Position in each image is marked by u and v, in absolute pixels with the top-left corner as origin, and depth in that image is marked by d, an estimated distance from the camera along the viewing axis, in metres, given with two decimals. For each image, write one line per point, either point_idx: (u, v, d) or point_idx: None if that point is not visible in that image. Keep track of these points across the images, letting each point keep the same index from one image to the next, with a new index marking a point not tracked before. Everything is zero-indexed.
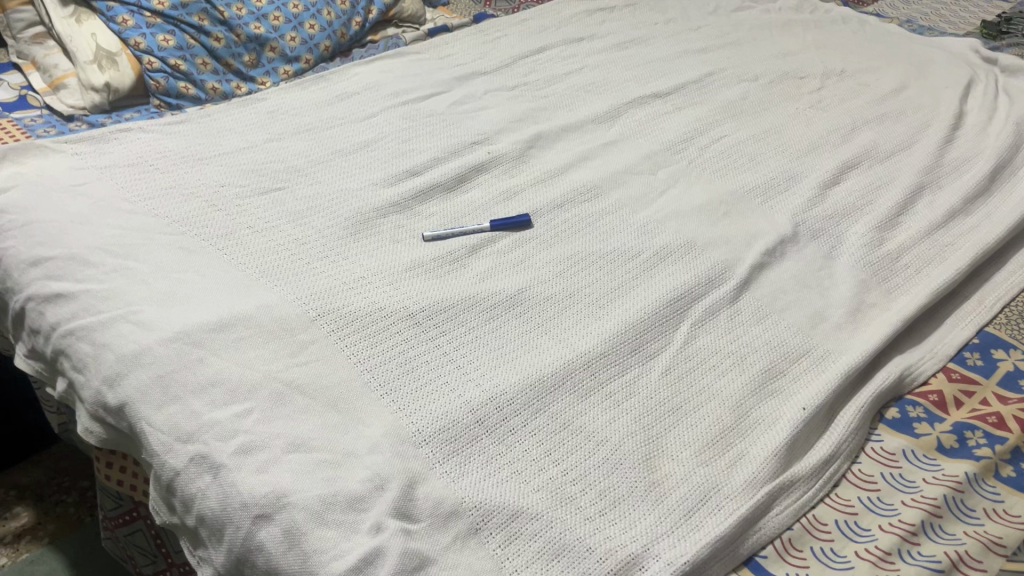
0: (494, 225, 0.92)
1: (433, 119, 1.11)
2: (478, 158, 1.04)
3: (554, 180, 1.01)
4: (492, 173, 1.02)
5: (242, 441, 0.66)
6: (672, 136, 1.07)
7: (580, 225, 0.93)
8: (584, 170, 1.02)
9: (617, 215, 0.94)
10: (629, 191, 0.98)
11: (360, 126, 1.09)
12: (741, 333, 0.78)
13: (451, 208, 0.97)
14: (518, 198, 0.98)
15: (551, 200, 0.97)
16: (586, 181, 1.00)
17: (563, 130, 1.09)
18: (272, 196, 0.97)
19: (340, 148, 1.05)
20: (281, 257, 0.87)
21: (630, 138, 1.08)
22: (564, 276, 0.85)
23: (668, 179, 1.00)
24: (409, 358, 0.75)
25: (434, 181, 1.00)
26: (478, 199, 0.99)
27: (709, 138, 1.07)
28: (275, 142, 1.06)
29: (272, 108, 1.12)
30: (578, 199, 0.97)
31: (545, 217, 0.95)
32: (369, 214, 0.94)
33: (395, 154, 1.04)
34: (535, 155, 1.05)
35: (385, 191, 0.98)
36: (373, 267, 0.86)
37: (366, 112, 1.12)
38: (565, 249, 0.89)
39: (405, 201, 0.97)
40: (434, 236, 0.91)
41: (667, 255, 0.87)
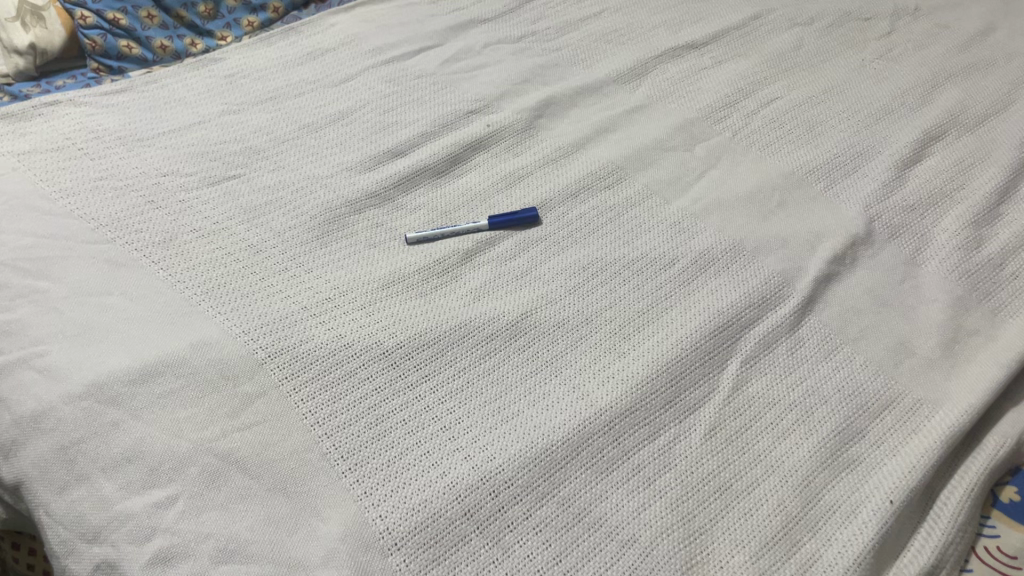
0: (492, 224, 0.76)
1: (422, 82, 0.92)
2: (475, 131, 0.86)
3: (567, 160, 0.83)
4: (492, 151, 0.84)
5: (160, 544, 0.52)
6: (711, 100, 0.88)
7: (598, 222, 0.75)
8: (604, 145, 0.84)
9: (645, 207, 0.76)
10: (659, 174, 0.80)
11: (335, 92, 0.91)
12: (805, 374, 0.61)
13: (443, 197, 0.80)
14: (523, 184, 0.81)
15: (563, 187, 0.79)
16: (606, 161, 0.82)
17: (577, 93, 0.90)
18: (224, 186, 0.80)
19: (309, 122, 0.87)
20: (227, 269, 0.71)
21: (659, 103, 0.89)
22: (579, 293, 0.68)
23: (707, 156, 0.82)
24: (381, 417, 0.59)
25: (421, 164, 0.82)
26: (474, 186, 0.81)
27: (756, 101, 0.88)
28: (232, 115, 0.88)
29: (231, 71, 0.94)
30: (597, 185, 0.79)
31: (555, 212, 0.77)
32: (340, 210, 0.77)
33: (374, 130, 0.86)
34: (544, 126, 0.87)
35: (362, 178, 0.81)
36: (341, 283, 0.70)
37: (342, 74, 0.94)
38: (579, 255, 0.72)
39: (386, 192, 0.80)
40: (420, 234, 0.75)
41: (709, 263, 0.69)
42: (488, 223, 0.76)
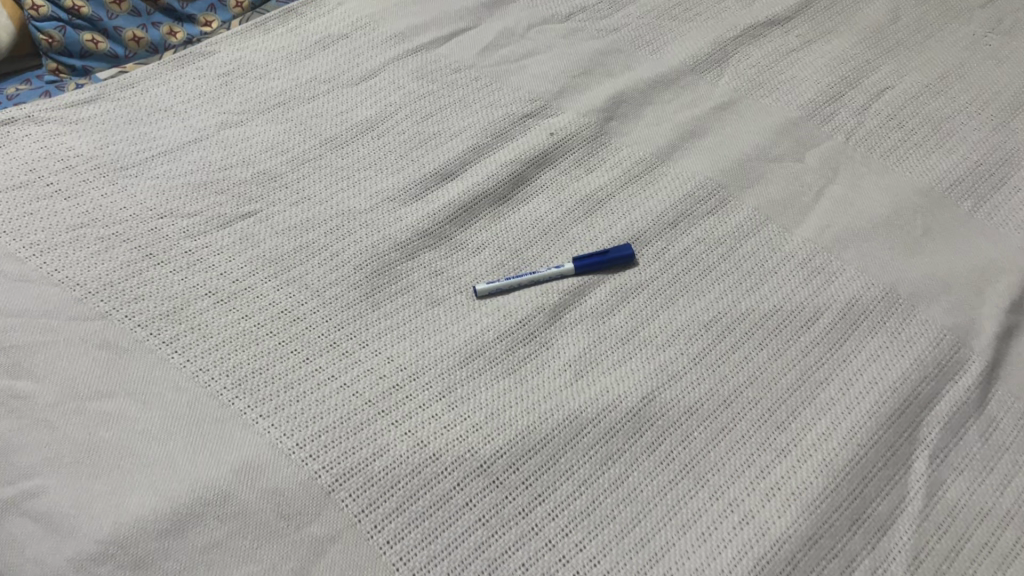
0: (578, 267, 0.62)
1: (461, 77, 0.76)
2: (537, 142, 0.71)
3: (654, 175, 0.68)
4: (559, 167, 0.70)
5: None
6: (812, 92, 0.74)
7: (710, 261, 0.62)
8: (694, 154, 0.70)
9: (763, 239, 0.63)
10: (770, 194, 0.66)
11: (357, 94, 0.75)
12: (1010, 470, 0.50)
13: (510, 230, 0.66)
14: (605, 209, 0.66)
15: (657, 214, 0.65)
16: (703, 178, 0.68)
17: (650, 87, 0.75)
18: (238, 228, 0.64)
19: (332, 136, 0.72)
20: (261, 350, 0.56)
21: (751, 96, 0.74)
22: (706, 364, 0.55)
23: (822, 167, 0.68)
24: (495, 562, 0.46)
25: (479, 190, 0.67)
26: (546, 214, 0.66)
27: (864, 93, 0.74)
28: (233, 128, 0.72)
29: (223, 69, 0.77)
30: (697, 210, 0.65)
31: (653, 247, 0.63)
32: (389, 256, 0.63)
33: (414, 145, 0.71)
34: (616, 131, 0.72)
35: (408, 212, 0.66)
36: (407, 365, 0.55)
37: (362, 68, 0.77)
38: (695, 309, 0.59)
39: (441, 228, 0.65)
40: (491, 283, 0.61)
41: (860, 319, 0.57)
42: (573, 266, 0.62)
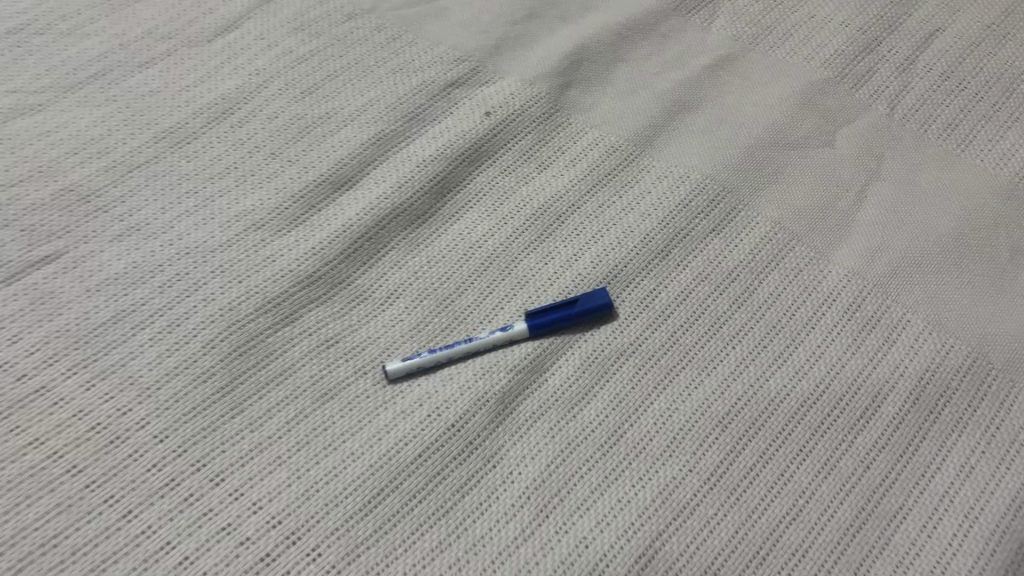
0: (534, 328, 0.43)
1: (358, 26, 0.54)
2: (468, 129, 0.50)
3: (633, 175, 0.49)
4: (501, 164, 0.50)
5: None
6: (840, 40, 0.54)
7: (719, 311, 0.44)
8: (685, 139, 0.50)
9: (791, 274, 0.45)
10: (795, 201, 0.48)
11: (209, 58, 0.53)
12: None
13: (433, 265, 0.46)
14: (567, 228, 0.47)
15: (640, 237, 0.46)
16: (701, 177, 0.48)
17: (620, 37, 0.55)
18: (30, 286, 0.43)
19: (173, 127, 0.50)
20: (56, 502, 0.37)
21: (757, 47, 0.54)
22: (723, 490, 0.38)
23: (861, 154, 0.49)
24: None
25: (387, 207, 0.47)
26: (485, 238, 0.47)
27: (908, 39, 0.54)
28: (28, 118, 0.50)
29: (12, 22, 0.53)
30: (697, 229, 0.46)
31: (637, 290, 0.44)
32: (254, 323, 0.43)
33: (292, 136, 0.50)
34: (576, 105, 0.52)
35: (285, 247, 0.46)
36: (283, 517, 0.38)
37: (216, 17, 0.55)
38: (704, 393, 0.41)
39: (333, 270, 0.45)
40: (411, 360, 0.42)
41: (939, 407, 0.40)
42: (525, 326, 0.43)
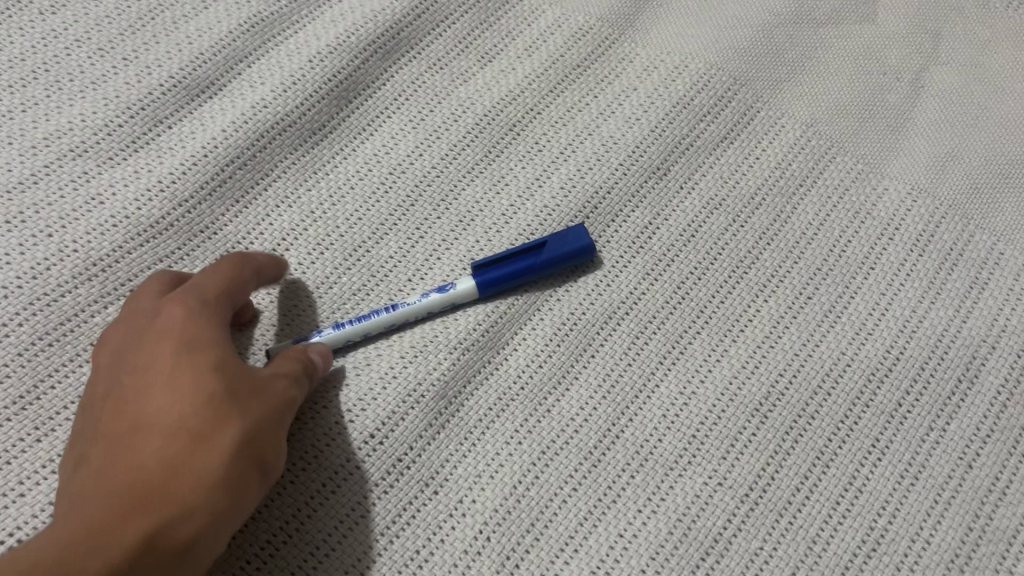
0: (484, 285, 0.30)
1: None
2: (380, 7, 0.36)
3: (611, 66, 0.36)
4: (428, 55, 0.36)
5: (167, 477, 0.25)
6: None
7: (742, 251, 0.31)
8: (679, 16, 0.37)
9: (834, 194, 0.32)
10: (831, 95, 0.35)
11: None
12: None
13: (338, 200, 0.32)
14: (524, 143, 0.34)
15: (626, 152, 0.34)
16: (703, 67, 0.36)
17: None
18: None
19: None
20: None
21: None
22: (769, 512, 0.26)
23: (913, 29, 0.37)
24: None
25: (268, 120, 0.33)
26: (410, 161, 0.34)
27: None
28: None
29: None
30: (701, 140, 0.34)
31: (626, 227, 0.32)
32: (72, 297, 0.29)
33: (130, 24, 0.35)
34: None
35: (119, 183, 0.31)
36: None
37: None
38: (730, 370, 0.29)
39: (192, 214, 0.31)
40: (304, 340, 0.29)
41: None
42: (471, 285, 0.30)
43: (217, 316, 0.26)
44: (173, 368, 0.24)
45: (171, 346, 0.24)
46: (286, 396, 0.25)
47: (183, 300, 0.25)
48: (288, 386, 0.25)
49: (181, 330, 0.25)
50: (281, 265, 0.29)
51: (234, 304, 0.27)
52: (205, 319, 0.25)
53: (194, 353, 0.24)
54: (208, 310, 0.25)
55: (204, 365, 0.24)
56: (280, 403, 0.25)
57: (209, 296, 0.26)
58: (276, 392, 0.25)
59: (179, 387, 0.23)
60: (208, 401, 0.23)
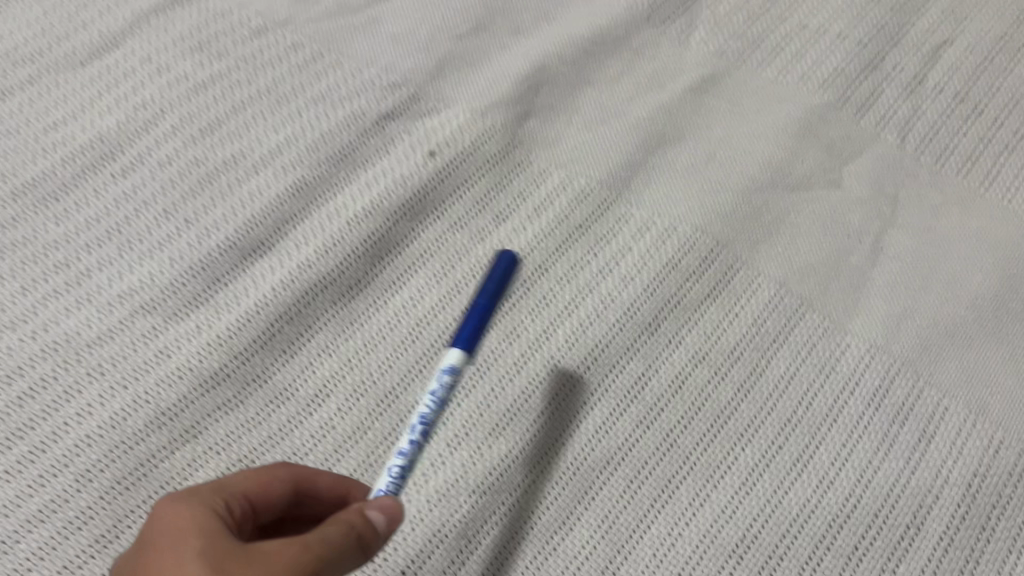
0: (469, 343, 0.33)
1: (269, 43, 0.45)
2: (409, 172, 0.42)
3: (609, 226, 0.41)
4: (451, 215, 0.41)
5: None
6: (840, 57, 0.47)
7: (722, 401, 0.36)
8: (669, 181, 0.43)
9: (803, 349, 0.37)
10: (800, 255, 0.40)
11: (82, 86, 0.43)
12: None
13: (373, 349, 0.37)
14: (534, 296, 0.39)
15: (623, 308, 0.38)
16: (690, 228, 0.41)
17: (585, 54, 0.46)
18: None
19: (36, 179, 0.40)
20: None
21: (745, 66, 0.47)
22: None
23: (874, 194, 0.42)
24: None
25: (312, 277, 0.38)
26: (434, 315, 0.39)
27: (914, 53, 0.47)
28: None
29: None
30: (688, 296, 0.39)
31: (624, 376, 0.37)
32: (146, 443, 0.34)
33: (190, 188, 0.40)
34: (537, 139, 0.44)
35: (182, 335, 0.36)
36: None
37: (91, 32, 0.45)
38: (710, 513, 0.34)
39: (246, 363, 0.36)
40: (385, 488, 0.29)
41: (991, 521, 0.34)
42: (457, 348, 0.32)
43: (212, 503, 0.25)
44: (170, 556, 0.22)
45: (176, 526, 0.23)
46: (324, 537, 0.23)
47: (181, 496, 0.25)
48: (304, 544, 0.22)
49: (184, 512, 0.24)
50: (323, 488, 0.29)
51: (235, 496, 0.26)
52: (200, 509, 0.24)
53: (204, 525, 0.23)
54: (203, 500, 0.24)
55: (192, 552, 0.22)
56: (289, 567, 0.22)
57: (207, 490, 0.25)
58: (285, 558, 0.22)
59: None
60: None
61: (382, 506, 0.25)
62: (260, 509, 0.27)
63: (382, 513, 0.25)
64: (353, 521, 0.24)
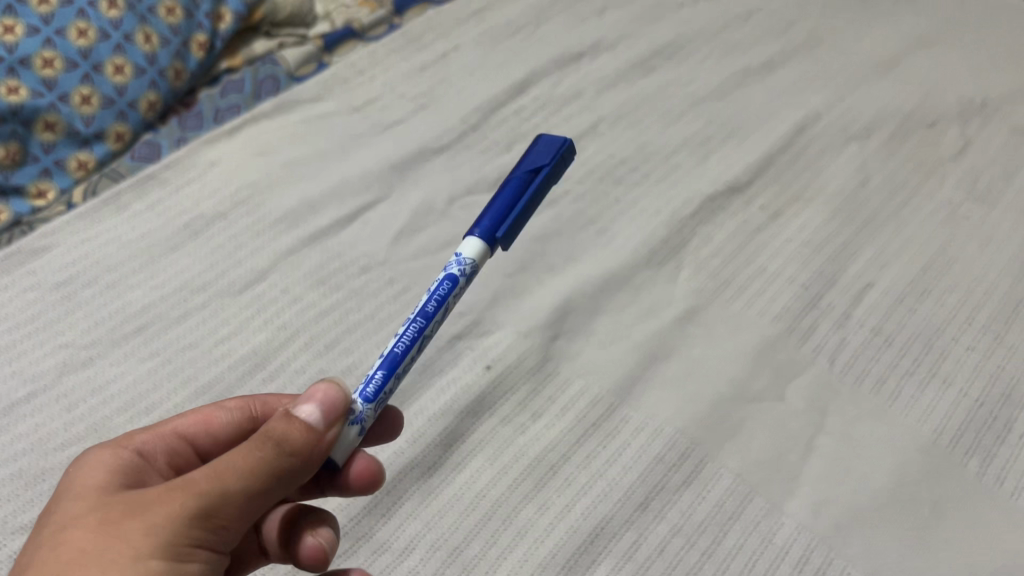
0: (486, 231, 0.43)
1: (372, 279, 0.63)
2: (472, 382, 0.58)
3: (614, 424, 0.57)
4: (501, 413, 0.57)
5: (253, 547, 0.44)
6: (786, 297, 0.64)
7: (692, 562, 0.51)
8: (659, 391, 0.59)
9: (751, 525, 0.52)
10: (752, 451, 0.55)
11: (240, 310, 0.60)
12: None
13: (444, 513, 0.52)
14: (559, 478, 0.54)
15: (623, 490, 0.54)
16: (673, 429, 0.56)
17: (600, 291, 0.64)
18: None
19: (211, 380, 0.56)
20: None
21: (717, 301, 0.64)
22: None
23: (808, 406, 0.58)
24: None
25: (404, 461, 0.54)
26: (487, 488, 0.54)
27: (844, 294, 0.64)
28: (78, 373, 0.56)
29: (63, 275, 0.61)
30: (670, 481, 0.54)
31: (622, 541, 0.52)
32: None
33: None
34: (564, 355, 0.60)
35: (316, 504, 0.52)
36: None
37: (245, 267, 0.63)
38: None
39: (358, 524, 0.52)
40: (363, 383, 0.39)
41: None
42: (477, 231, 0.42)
43: (123, 451, 0.39)
44: (76, 498, 0.35)
45: (90, 477, 0.36)
46: (234, 466, 0.33)
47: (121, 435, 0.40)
48: (188, 486, 0.33)
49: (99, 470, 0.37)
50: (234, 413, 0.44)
51: (153, 436, 0.41)
52: (108, 458, 0.38)
53: (118, 467, 0.38)
54: (111, 455, 0.38)
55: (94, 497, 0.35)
56: (185, 495, 0.32)
57: (125, 443, 0.40)
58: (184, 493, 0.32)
59: (72, 545, 0.32)
60: (97, 528, 0.32)
61: (313, 401, 0.37)
62: (201, 437, 0.43)
63: (314, 407, 0.36)
64: (284, 424, 0.35)
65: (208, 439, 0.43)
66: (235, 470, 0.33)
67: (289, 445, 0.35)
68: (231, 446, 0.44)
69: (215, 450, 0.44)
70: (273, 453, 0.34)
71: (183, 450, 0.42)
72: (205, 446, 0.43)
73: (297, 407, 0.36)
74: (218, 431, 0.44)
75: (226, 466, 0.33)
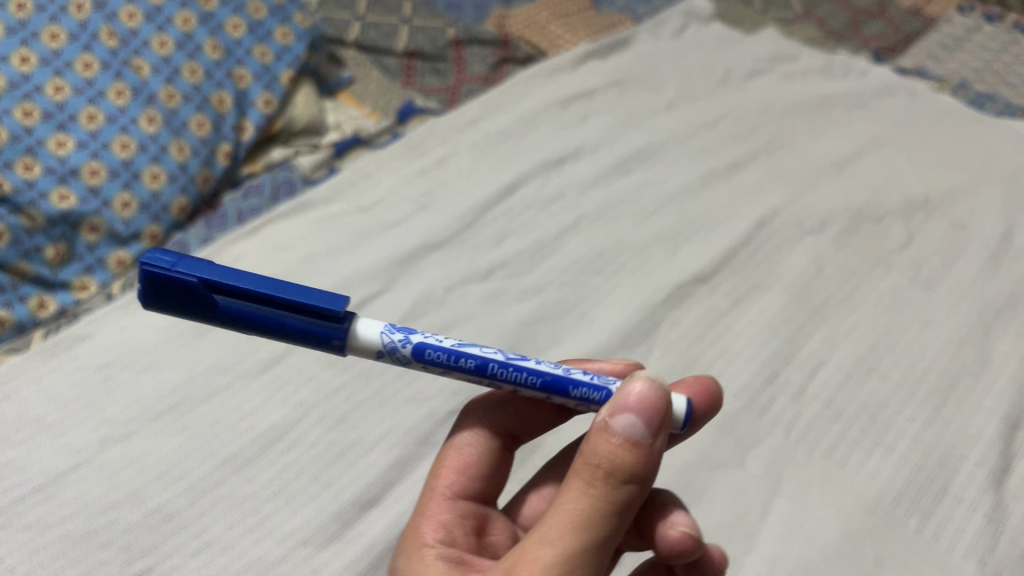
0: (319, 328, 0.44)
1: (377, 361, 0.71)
2: None
3: None
4: None
5: (544, 502, 0.57)
6: (747, 374, 0.72)
7: None
8: None
9: None
10: (716, 513, 0.62)
11: (260, 389, 0.68)
12: None
13: None
14: None
15: None
16: None
17: None
18: None
19: (234, 451, 0.63)
20: None
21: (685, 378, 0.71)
22: None
23: (766, 473, 0.65)
24: None
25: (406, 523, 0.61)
26: None
27: (799, 371, 0.72)
28: (117, 445, 0.63)
29: (103, 358, 0.68)
30: None
31: None
32: None
33: (328, 461, 0.64)
34: None
35: (326, 560, 0.59)
36: None
37: (265, 351, 0.71)
38: None
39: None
40: (582, 400, 0.46)
41: None
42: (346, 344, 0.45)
43: (427, 538, 0.49)
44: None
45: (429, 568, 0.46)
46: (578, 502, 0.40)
47: (408, 528, 0.51)
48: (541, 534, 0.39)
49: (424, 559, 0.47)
50: (465, 455, 0.55)
51: (435, 514, 0.51)
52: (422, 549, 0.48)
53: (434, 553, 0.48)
54: (418, 548, 0.48)
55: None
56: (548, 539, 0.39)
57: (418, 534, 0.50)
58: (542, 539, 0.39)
59: None
60: None
61: (629, 411, 0.41)
62: (469, 486, 0.54)
63: (631, 417, 0.41)
64: (607, 450, 0.40)
65: (474, 488, 0.54)
66: (581, 516, 0.39)
67: (619, 468, 0.40)
68: (485, 476, 0.55)
69: (479, 482, 0.54)
70: (608, 485, 0.40)
71: (462, 506, 0.53)
72: (477, 487, 0.54)
73: (610, 424, 0.41)
74: (474, 474, 0.54)
75: (569, 516, 0.39)
